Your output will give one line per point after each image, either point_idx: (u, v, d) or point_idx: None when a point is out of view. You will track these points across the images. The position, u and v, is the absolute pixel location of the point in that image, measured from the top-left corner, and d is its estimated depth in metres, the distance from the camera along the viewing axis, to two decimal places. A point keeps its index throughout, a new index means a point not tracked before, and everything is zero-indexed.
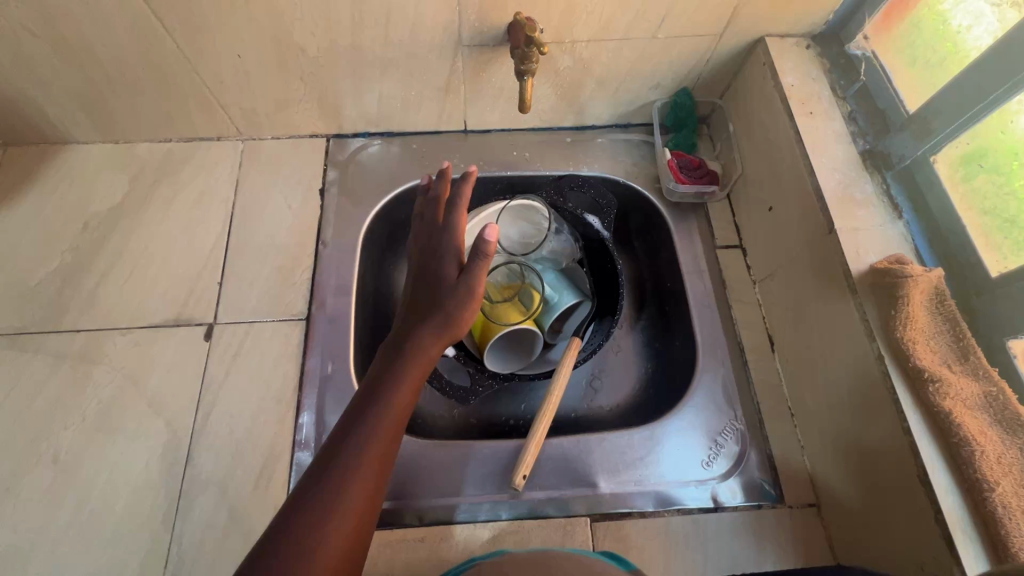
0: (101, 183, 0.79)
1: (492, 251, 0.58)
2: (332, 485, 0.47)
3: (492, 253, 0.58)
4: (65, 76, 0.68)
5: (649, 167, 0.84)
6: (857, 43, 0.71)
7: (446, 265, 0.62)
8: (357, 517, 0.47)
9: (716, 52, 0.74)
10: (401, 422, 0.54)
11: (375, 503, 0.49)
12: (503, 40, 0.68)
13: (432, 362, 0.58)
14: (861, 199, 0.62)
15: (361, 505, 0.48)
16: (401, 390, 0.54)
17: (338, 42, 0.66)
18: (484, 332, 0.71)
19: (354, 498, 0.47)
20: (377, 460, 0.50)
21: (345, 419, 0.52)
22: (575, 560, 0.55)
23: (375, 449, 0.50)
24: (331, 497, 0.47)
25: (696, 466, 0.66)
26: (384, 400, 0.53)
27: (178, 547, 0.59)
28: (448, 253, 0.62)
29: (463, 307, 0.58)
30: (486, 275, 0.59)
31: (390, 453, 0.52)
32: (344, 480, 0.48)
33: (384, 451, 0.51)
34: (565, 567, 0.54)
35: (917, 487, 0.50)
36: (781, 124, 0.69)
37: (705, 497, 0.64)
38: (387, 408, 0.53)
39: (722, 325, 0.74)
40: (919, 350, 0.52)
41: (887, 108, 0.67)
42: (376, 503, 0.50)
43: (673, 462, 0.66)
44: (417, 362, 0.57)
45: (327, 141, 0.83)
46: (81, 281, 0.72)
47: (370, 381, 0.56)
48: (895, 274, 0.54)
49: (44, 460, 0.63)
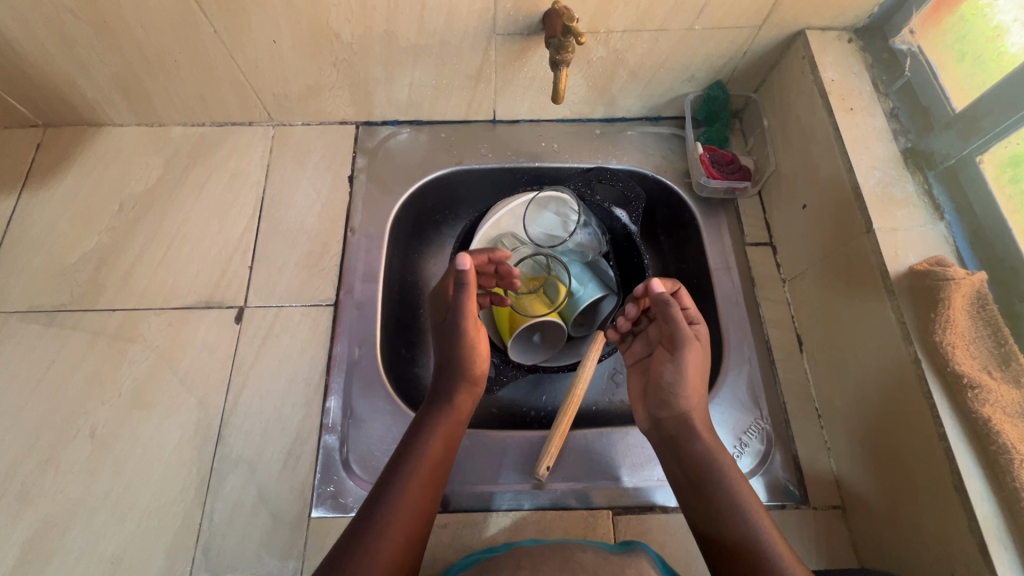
0: (137, 165, 0.80)
1: (467, 278, 0.59)
2: (374, 530, 0.53)
3: (468, 280, 0.59)
4: (106, 60, 0.70)
5: (678, 161, 0.83)
6: (902, 38, 0.69)
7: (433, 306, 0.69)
8: (401, 550, 0.53)
9: (753, 44, 0.72)
10: (438, 466, 0.59)
11: (420, 537, 0.55)
12: (538, 29, 0.67)
13: (464, 419, 0.63)
14: (901, 198, 0.61)
15: (403, 542, 0.54)
16: (433, 439, 0.60)
17: (373, 29, 0.66)
18: (509, 325, 0.72)
19: (397, 535, 0.54)
20: (417, 505, 0.56)
21: (386, 471, 0.58)
22: (594, 553, 0.55)
23: (414, 494, 0.56)
24: (375, 538, 0.53)
25: (656, 463, 0.65)
26: (417, 451, 0.59)
27: (209, 522, 0.61)
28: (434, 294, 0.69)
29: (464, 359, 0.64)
30: (471, 300, 0.62)
31: (433, 490, 0.58)
32: (387, 521, 0.54)
33: (422, 496, 0.57)
34: (584, 560, 0.54)
35: (951, 493, 0.49)
36: (820, 119, 0.68)
37: (668, 496, 0.64)
38: (421, 455, 0.58)
39: (750, 323, 0.73)
40: (957, 356, 0.51)
41: (932, 105, 0.65)
42: (422, 536, 0.56)
43: (630, 462, 0.66)
44: (446, 415, 0.62)
45: (357, 128, 0.84)
46: (117, 260, 0.74)
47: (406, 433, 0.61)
48: (937, 277, 0.53)
49: (82, 433, 0.64)
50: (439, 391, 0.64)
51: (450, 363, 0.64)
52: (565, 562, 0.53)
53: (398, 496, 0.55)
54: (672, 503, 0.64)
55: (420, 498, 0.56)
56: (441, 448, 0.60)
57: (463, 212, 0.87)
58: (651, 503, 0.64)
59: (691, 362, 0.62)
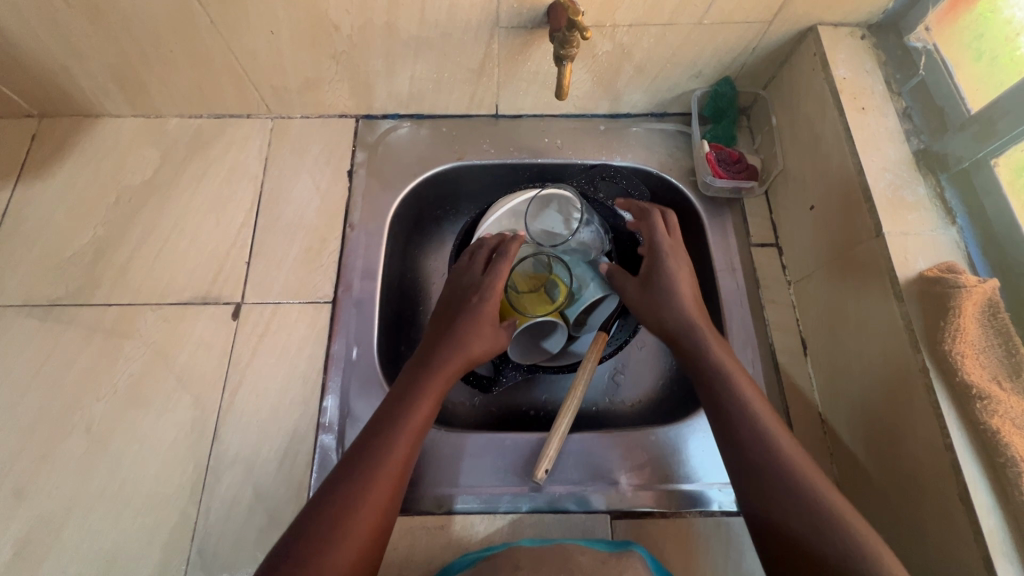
0: (134, 157, 0.79)
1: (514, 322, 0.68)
2: (349, 492, 0.51)
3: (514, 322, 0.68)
4: (100, 50, 0.68)
5: (684, 159, 0.81)
6: (917, 35, 0.66)
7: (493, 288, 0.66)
8: (372, 524, 0.51)
9: (763, 40, 0.70)
10: (418, 436, 0.57)
11: (390, 510, 0.53)
12: (543, 22, 0.65)
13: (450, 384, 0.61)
14: (912, 202, 0.59)
15: (376, 514, 0.51)
16: (423, 401, 0.58)
17: (373, 21, 0.65)
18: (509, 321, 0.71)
19: (375, 502, 0.51)
20: (397, 471, 0.54)
21: (367, 430, 0.56)
22: (591, 556, 0.55)
23: (393, 464, 0.53)
24: (348, 507, 0.50)
25: (721, 467, 0.65)
26: (405, 416, 0.56)
27: (205, 521, 0.60)
28: (495, 283, 0.66)
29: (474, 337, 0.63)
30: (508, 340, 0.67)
31: (409, 461, 0.55)
32: (360, 488, 0.51)
33: (404, 462, 0.54)
34: (582, 562, 0.54)
35: (957, 506, 0.48)
36: (831, 119, 0.66)
37: (729, 500, 0.64)
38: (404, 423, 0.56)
39: (754, 325, 0.71)
40: (966, 365, 0.49)
41: (946, 105, 0.62)
42: (392, 508, 0.53)
43: (677, 464, 0.65)
44: (436, 377, 0.60)
45: (356, 122, 0.82)
46: (113, 255, 0.73)
47: (394, 393, 0.59)
48: (947, 284, 0.51)
49: (77, 430, 0.64)
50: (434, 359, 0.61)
51: (462, 328, 0.64)
52: (563, 565, 0.53)
53: (376, 459, 0.53)
54: (722, 508, 0.63)
55: (399, 467, 0.54)
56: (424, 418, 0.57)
57: (465, 208, 0.85)
58: (664, 507, 0.63)
59: (632, 300, 0.67)
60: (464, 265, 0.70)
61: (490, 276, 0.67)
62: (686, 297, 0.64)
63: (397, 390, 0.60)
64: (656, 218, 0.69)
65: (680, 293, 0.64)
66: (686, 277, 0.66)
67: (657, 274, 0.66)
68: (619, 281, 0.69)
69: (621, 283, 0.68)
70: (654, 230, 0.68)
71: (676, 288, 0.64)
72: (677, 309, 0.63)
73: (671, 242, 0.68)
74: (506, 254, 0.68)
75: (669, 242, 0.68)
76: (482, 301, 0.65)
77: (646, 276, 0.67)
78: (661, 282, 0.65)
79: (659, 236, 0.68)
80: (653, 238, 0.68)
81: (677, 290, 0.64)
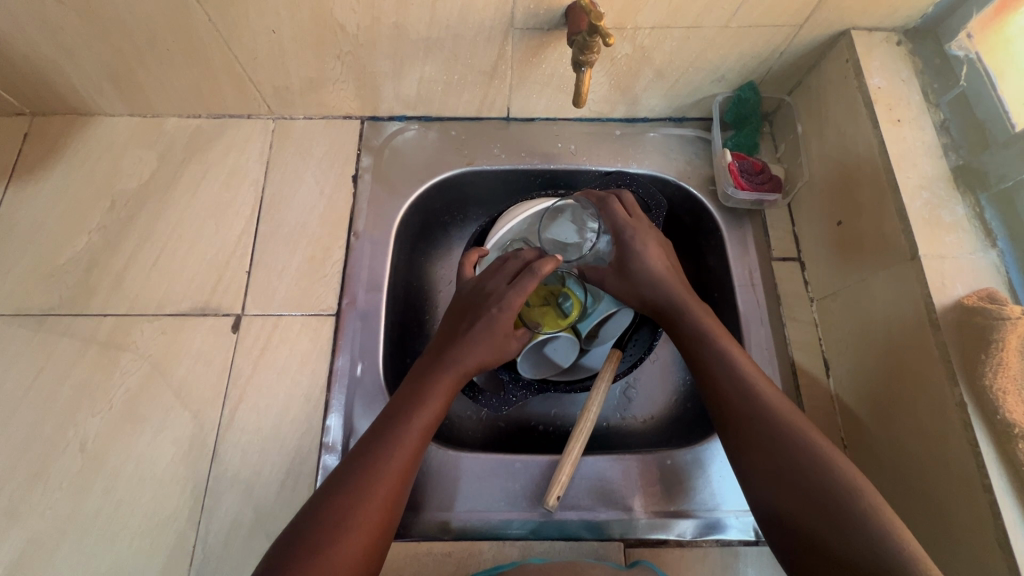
0: (129, 159, 0.76)
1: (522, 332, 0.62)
2: (354, 491, 0.50)
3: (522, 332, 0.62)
4: (93, 48, 0.65)
5: (703, 167, 0.78)
6: (958, 43, 0.63)
7: (513, 300, 0.59)
8: (375, 527, 0.49)
9: (792, 44, 0.67)
10: (424, 437, 0.55)
11: (396, 509, 0.52)
12: (560, 23, 0.61)
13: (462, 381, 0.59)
14: (949, 222, 0.56)
15: (380, 517, 0.50)
16: (435, 399, 0.56)
17: (380, 21, 0.61)
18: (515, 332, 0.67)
19: (377, 502, 0.50)
20: (401, 469, 0.52)
21: (376, 426, 0.55)
22: (601, 567, 0.55)
23: (400, 461, 0.52)
24: (352, 508, 0.49)
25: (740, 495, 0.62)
26: (413, 414, 0.55)
27: (203, 545, 0.58)
28: (516, 297, 0.59)
29: (486, 331, 0.59)
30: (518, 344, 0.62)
31: (415, 462, 0.54)
32: (362, 492, 0.49)
33: (410, 459, 0.53)
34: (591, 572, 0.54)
35: (994, 550, 0.46)
36: (863, 131, 0.62)
37: (748, 528, 0.61)
38: (411, 423, 0.54)
39: (775, 344, 0.68)
40: (1008, 403, 0.47)
41: (987, 120, 0.60)
42: (397, 509, 0.52)
43: (695, 488, 0.63)
44: (451, 371, 0.58)
45: (361, 124, 0.79)
46: (109, 263, 0.70)
47: (405, 388, 0.57)
48: (989, 314, 0.49)
49: (71, 447, 0.62)
50: (447, 356, 0.59)
51: (478, 334, 0.59)
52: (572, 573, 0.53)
53: (381, 458, 0.52)
54: (739, 537, 0.61)
55: (404, 467, 0.52)
56: (431, 419, 0.55)
57: (472, 214, 0.82)
58: (678, 535, 0.61)
59: (616, 290, 0.67)
60: (489, 272, 0.63)
61: (514, 288, 0.59)
62: (661, 273, 0.64)
63: (406, 387, 0.57)
64: (615, 205, 0.67)
65: (655, 273, 0.64)
66: (655, 252, 0.65)
67: (628, 256, 0.65)
68: (596, 276, 0.68)
69: (598, 276, 0.67)
70: (612, 215, 0.67)
71: (648, 268, 0.64)
72: (663, 291, 0.63)
73: (633, 223, 0.67)
74: (537, 271, 0.58)
75: (630, 221, 0.67)
76: (501, 312, 0.59)
77: (618, 260, 0.66)
78: (635, 264, 0.65)
79: (619, 219, 0.67)
80: (615, 225, 0.66)
81: (652, 270, 0.64)
